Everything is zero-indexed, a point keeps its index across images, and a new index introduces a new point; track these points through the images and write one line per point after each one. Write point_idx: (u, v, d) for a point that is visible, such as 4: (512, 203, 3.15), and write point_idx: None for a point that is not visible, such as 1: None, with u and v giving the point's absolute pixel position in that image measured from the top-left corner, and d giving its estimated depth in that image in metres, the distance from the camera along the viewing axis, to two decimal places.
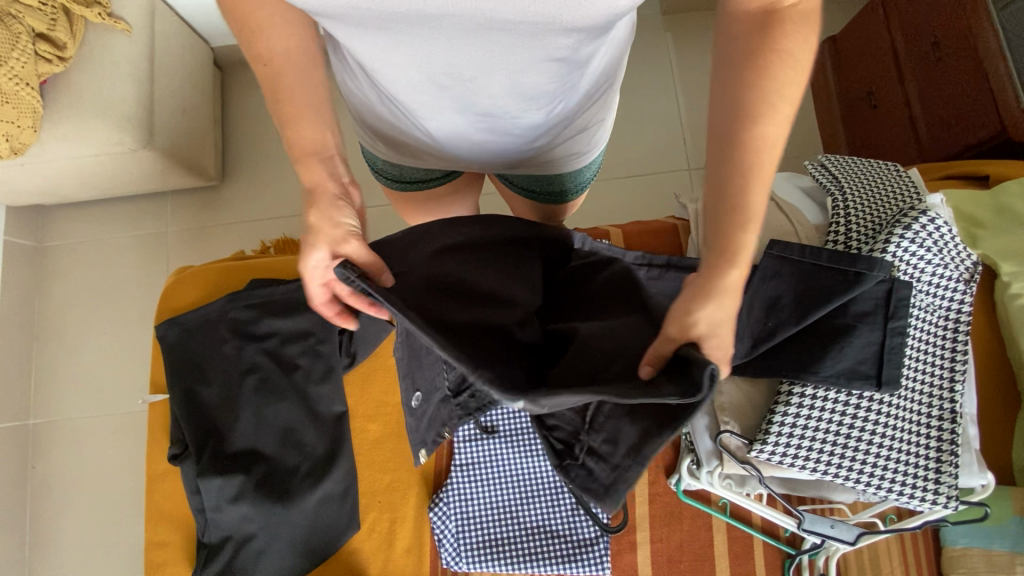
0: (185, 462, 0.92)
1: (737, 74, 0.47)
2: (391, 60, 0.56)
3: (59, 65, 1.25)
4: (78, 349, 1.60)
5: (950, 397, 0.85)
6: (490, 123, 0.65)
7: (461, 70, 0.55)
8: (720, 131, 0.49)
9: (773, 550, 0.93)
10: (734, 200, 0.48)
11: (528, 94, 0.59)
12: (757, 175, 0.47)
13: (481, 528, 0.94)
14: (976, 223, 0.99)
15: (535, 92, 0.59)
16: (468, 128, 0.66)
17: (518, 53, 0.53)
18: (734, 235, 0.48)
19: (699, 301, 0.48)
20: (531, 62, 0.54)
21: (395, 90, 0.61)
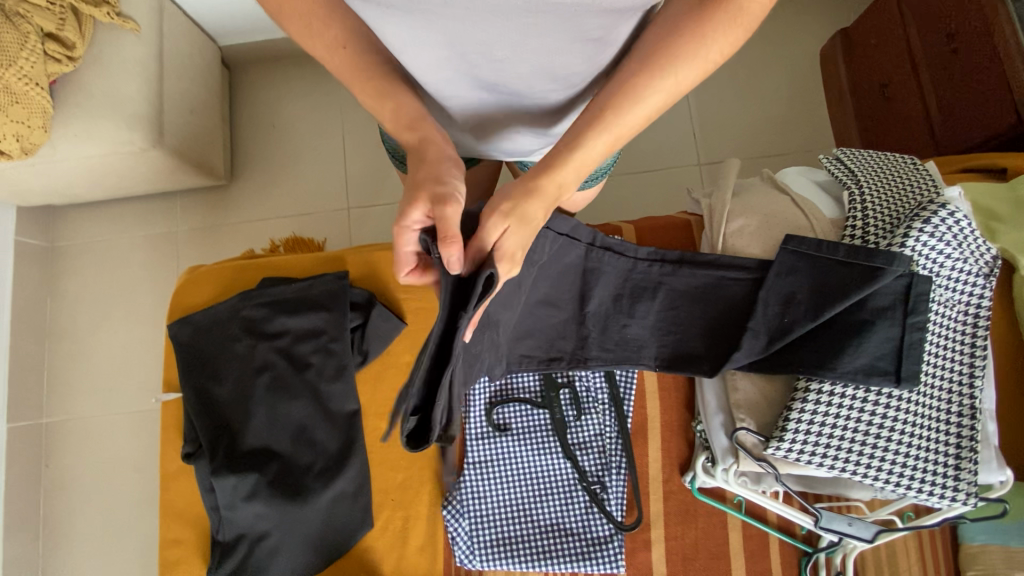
0: (199, 460, 0.92)
1: (666, 35, 0.53)
2: (426, 39, 0.55)
3: (69, 65, 1.25)
4: (90, 348, 1.61)
5: (970, 394, 0.84)
6: (517, 97, 0.66)
7: (495, 48, 0.56)
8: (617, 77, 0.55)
9: (789, 548, 0.92)
10: (579, 139, 0.54)
11: (556, 70, 0.60)
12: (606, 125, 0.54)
13: (494, 525, 0.94)
14: (995, 216, 0.97)
15: (565, 70, 0.60)
16: (495, 102, 0.68)
17: (555, 33, 0.54)
18: (563, 161, 0.55)
19: (531, 201, 0.53)
20: (566, 41, 0.55)
21: (424, 71, 0.61)
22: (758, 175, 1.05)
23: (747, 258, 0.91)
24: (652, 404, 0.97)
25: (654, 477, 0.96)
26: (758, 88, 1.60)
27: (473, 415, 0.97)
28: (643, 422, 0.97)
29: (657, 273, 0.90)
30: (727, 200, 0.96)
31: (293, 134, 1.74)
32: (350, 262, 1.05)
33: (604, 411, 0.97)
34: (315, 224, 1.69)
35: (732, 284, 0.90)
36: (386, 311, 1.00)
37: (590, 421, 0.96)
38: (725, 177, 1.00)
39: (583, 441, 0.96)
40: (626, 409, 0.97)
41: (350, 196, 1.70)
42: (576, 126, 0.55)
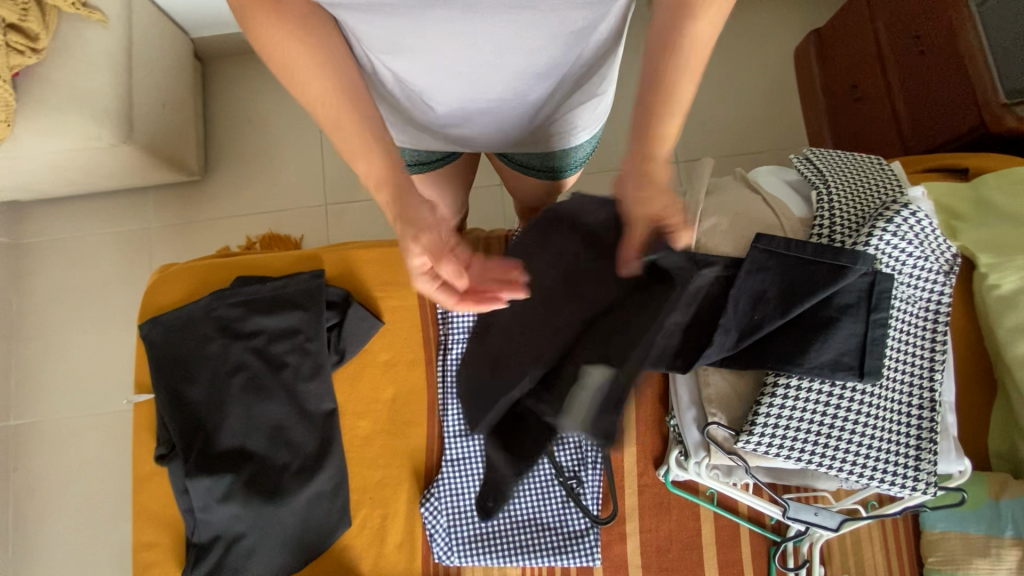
0: (173, 462, 0.91)
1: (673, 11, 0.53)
2: (409, 39, 0.55)
3: (33, 58, 1.20)
4: (59, 348, 1.57)
5: (931, 387, 0.87)
6: (495, 103, 0.67)
7: (472, 52, 0.57)
8: (654, 55, 0.56)
9: (759, 538, 0.95)
10: (653, 128, 0.56)
11: (537, 66, 0.61)
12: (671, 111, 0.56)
13: (472, 522, 0.95)
14: (956, 215, 1.00)
15: (546, 64, 0.61)
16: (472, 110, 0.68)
17: (533, 27, 0.55)
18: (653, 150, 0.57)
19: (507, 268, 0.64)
20: (546, 36, 0.56)
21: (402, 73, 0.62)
22: (731, 174, 1.06)
23: (719, 255, 0.92)
24: None
25: (630, 471, 0.98)
26: (734, 86, 1.62)
27: (451, 413, 0.98)
28: None
29: None
30: (700, 200, 0.98)
31: (268, 129, 1.72)
32: (325, 261, 1.04)
33: None
34: (293, 221, 1.67)
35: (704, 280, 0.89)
36: (363, 310, 0.99)
37: None
38: (698, 176, 1.01)
39: (560, 437, 0.97)
40: None
41: (327, 191, 1.68)
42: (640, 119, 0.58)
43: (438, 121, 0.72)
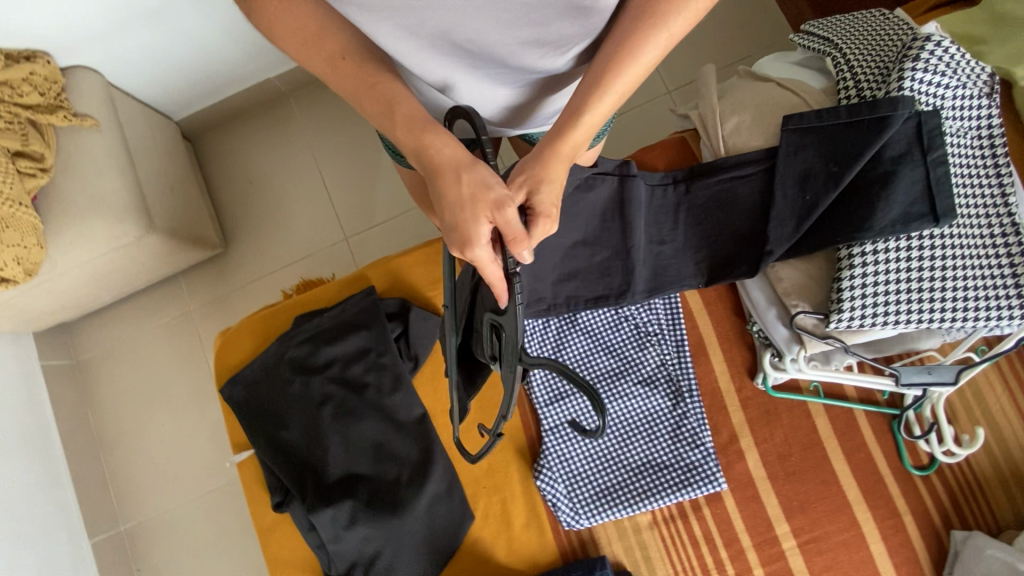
0: (292, 505, 0.93)
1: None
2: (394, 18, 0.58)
3: (45, 176, 1.25)
4: (145, 444, 1.64)
5: (1007, 211, 0.84)
6: (500, 82, 0.70)
7: (471, 25, 0.59)
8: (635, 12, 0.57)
9: (878, 417, 0.94)
10: (629, 51, 0.57)
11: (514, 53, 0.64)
12: (596, 104, 0.59)
13: (590, 480, 0.95)
14: (977, 41, 0.97)
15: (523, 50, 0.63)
16: (483, 88, 0.71)
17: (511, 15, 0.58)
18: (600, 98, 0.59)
19: None
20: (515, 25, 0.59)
21: (409, 60, 0.65)
22: (735, 74, 1.08)
23: (752, 151, 0.94)
24: (703, 320, 0.99)
25: (726, 388, 0.96)
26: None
27: (536, 384, 0.98)
28: (699, 341, 0.99)
29: (673, 195, 0.97)
30: (715, 104, 0.99)
31: (271, 185, 1.75)
32: (373, 277, 1.05)
33: (661, 343, 0.99)
34: (320, 263, 1.70)
35: (742, 181, 0.94)
36: (423, 310, 1.01)
37: (650, 354, 0.98)
38: (706, 84, 1.02)
39: (649, 375, 0.98)
40: (680, 333, 0.99)
41: (344, 226, 1.71)
42: (529, 167, 0.60)
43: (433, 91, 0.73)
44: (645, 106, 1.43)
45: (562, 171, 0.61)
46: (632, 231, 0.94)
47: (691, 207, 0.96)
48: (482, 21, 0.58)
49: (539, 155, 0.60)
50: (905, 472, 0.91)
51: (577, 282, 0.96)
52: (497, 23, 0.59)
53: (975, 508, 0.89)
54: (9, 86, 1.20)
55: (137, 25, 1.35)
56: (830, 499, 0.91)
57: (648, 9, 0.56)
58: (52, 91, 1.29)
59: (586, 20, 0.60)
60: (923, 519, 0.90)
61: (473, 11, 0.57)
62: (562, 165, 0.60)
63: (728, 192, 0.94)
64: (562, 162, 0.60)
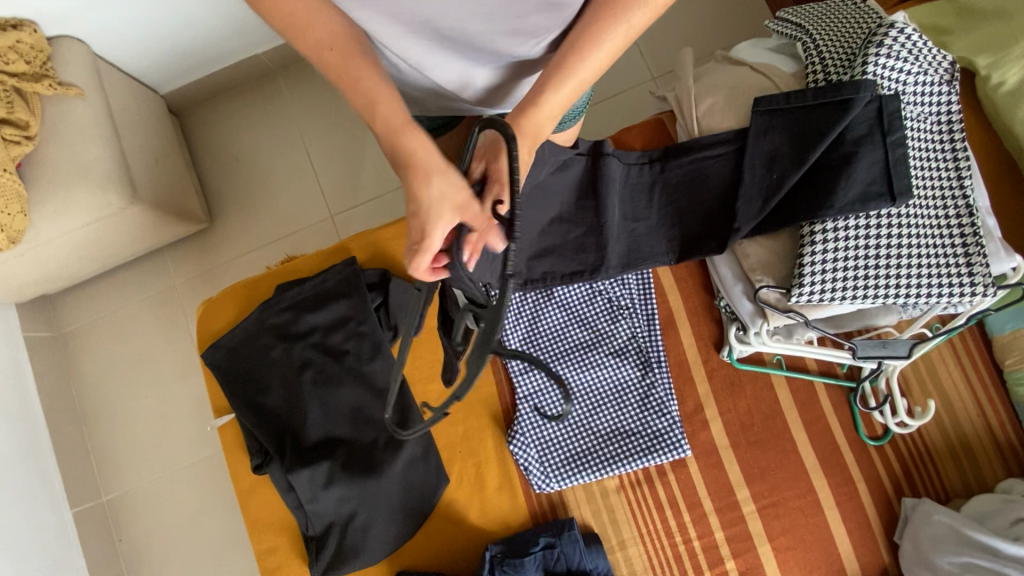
0: (270, 466, 0.95)
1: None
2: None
3: (29, 145, 1.24)
4: (129, 416, 1.65)
5: (962, 193, 0.88)
6: (471, 64, 0.71)
7: (446, 5, 0.60)
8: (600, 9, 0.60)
9: (836, 389, 0.98)
10: (595, 39, 0.60)
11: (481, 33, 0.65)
12: (563, 93, 0.62)
13: (560, 446, 0.98)
14: (943, 31, 1.01)
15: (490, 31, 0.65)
16: (459, 71, 0.72)
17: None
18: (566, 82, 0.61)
19: None
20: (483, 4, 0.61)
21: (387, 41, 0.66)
22: (712, 59, 1.10)
23: (723, 132, 0.98)
24: (674, 295, 1.03)
25: (694, 361, 1.00)
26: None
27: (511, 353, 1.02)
28: (669, 315, 1.02)
29: (648, 173, 1.00)
30: (690, 86, 1.02)
31: (257, 162, 1.76)
32: (354, 248, 1.08)
33: (632, 316, 1.02)
34: (306, 240, 1.71)
35: (714, 161, 0.97)
36: (403, 281, 1.04)
37: (622, 327, 1.02)
38: (682, 66, 1.05)
39: (620, 347, 1.01)
40: (651, 307, 1.02)
41: (330, 204, 1.73)
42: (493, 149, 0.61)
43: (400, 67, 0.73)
44: (627, 91, 1.46)
45: (525, 152, 0.63)
46: (606, 208, 0.96)
47: (665, 185, 0.99)
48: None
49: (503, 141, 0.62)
50: (860, 441, 0.96)
51: (553, 257, 0.98)
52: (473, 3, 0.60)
53: (924, 477, 0.94)
54: None
55: None
56: (788, 466, 0.95)
57: (612, 3, 0.59)
58: (38, 59, 1.29)
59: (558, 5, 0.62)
60: (874, 486, 0.94)
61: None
62: (526, 146, 0.63)
63: (701, 172, 0.97)
64: (527, 146, 0.63)
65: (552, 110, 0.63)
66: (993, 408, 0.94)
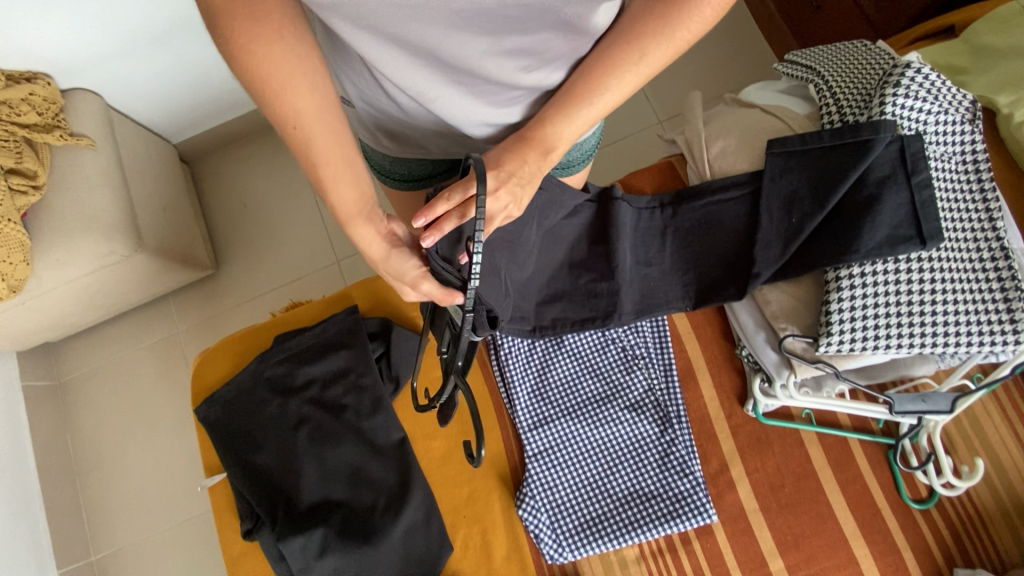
0: (260, 532, 0.89)
1: (648, 16, 0.57)
2: (375, 23, 0.55)
3: (36, 194, 1.25)
4: (123, 470, 1.59)
5: (995, 234, 0.83)
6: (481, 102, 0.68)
7: (457, 38, 0.57)
8: (619, 36, 0.59)
9: (873, 446, 0.90)
10: (609, 74, 0.59)
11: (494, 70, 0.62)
12: (575, 115, 0.61)
13: (574, 510, 0.91)
14: (959, 70, 0.98)
15: (502, 68, 0.62)
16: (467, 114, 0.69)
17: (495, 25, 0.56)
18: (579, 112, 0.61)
19: None
20: (499, 36, 0.58)
21: (391, 78, 0.63)
22: (721, 102, 1.09)
23: (737, 175, 0.95)
24: (692, 345, 0.97)
25: (715, 415, 0.93)
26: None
27: (520, 408, 0.96)
28: (687, 365, 0.96)
29: (660, 218, 0.96)
30: (700, 129, 1.00)
31: (266, 208, 1.76)
32: (357, 296, 1.04)
33: (648, 367, 0.96)
34: (311, 286, 1.69)
35: (729, 204, 0.93)
36: (406, 331, 0.99)
37: (637, 379, 0.96)
38: (691, 110, 1.03)
39: (636, 400, 0.95)
40: (667, 357, 0.96)
41: (336, 249, 1.71)
42: (500, 155, 0.61)
43: (405, 106, 0.70)
44: (635, 135, 1.45)
45: (533, 167, 0.62)
46: (617, 255, 0.92)
47: (678, 230, 0.95)
48: (465, 31, 0.56)
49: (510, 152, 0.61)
50: (903, 505, 0.87)
51: (563, 304, 0.94)
52: (482, 35, 0.57)
53: (979, 546, 0.85)
54: (6, 105, 1.22)
55: (138, 50, 1.38)
56: (826, 534, 0.86)
57: (633, 33, 0.58)
58: (51, 111, 1.30)
59: (573, 32, 0.60)
60: (923, 556, 0.85)
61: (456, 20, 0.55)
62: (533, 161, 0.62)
63: (714, 216, 0.94)
64: (535, 162, 0.62)
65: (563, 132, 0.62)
66: None
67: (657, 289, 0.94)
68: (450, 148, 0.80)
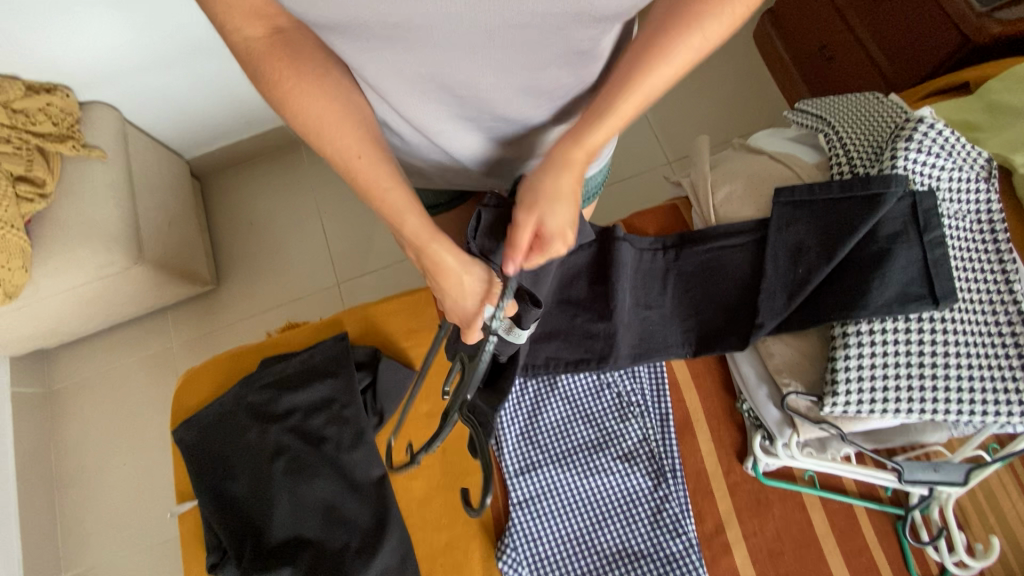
0: (225, 568, 0.84)
1: (660, 25, 0.51)
2: (376, 51, 0.52)
3: (42, 202, 1.25)
4: (103, 485, 1.55)
5: (1012, 298, 0.79)
6: (481, 133, 0.66)
7: (461, 72, 0.54)
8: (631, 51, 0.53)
9: (880, 516, 0.85)
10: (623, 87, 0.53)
11: (499, 103, 0.59)
12: (628, 95, 0.53)
13: (557, 565, 0.85)
14: (973, 127, 0.97)
15: (507, 101, 0.59)
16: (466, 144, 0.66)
17: (504, 61, 0.54)
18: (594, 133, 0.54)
19: None
20: (509, 73, 0.55)
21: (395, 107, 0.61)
22: (730, 146, 1.08)
23: (743, 221, 0.92)
24: (690, 394, 0.93)
25: (712, 472, 0.88)
26: (711, 63, 1.57)
27: (507, 452, 0.91)
28: (685, 416, 0.92)
29: (662, 260, 0.94)
30: (706, 173, 0.99)
31: (272, 226, 1.76)
32: (348, 323, 1.02)
33: (643, 416, 0.92)
34: (310, 307, 1.68)
35: (734, 251, 0.91)
36: (394, 362, 0.96)
37: (631, 428, 0.91)
38: (698, 153, 1.02)
39: (629, 451, 0.90)
40: (664, 407, 0.92)
41: (339, 271, 1.71)
42: (560, 141, 0.56)
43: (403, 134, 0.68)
44: (642, 174, 1.44)
45: (574, 182, 0.56)
46: (615, 297, 0.89)
47: (681, 273, 0.93)
48: (471, 65, 0.54)
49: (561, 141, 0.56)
50: None
51: (558, 343, 0.91)
52: (490, 70, 0.55)
53: None
54: (22, 114, 1.24)
55: (157, 67, 1.41)
56: None
57: (646, 48, 0.52)
58: (66, 122, 1.33)
59: (580, 72, 0.58)
60: None
61: (466, 62, 0.53)
62: (574, 175, 0.56)
63: (718, 262, 0.91)
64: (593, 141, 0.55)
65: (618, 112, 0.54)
66: None
67: (657, 334, 0.91)
68: (452, 178, 0.78)
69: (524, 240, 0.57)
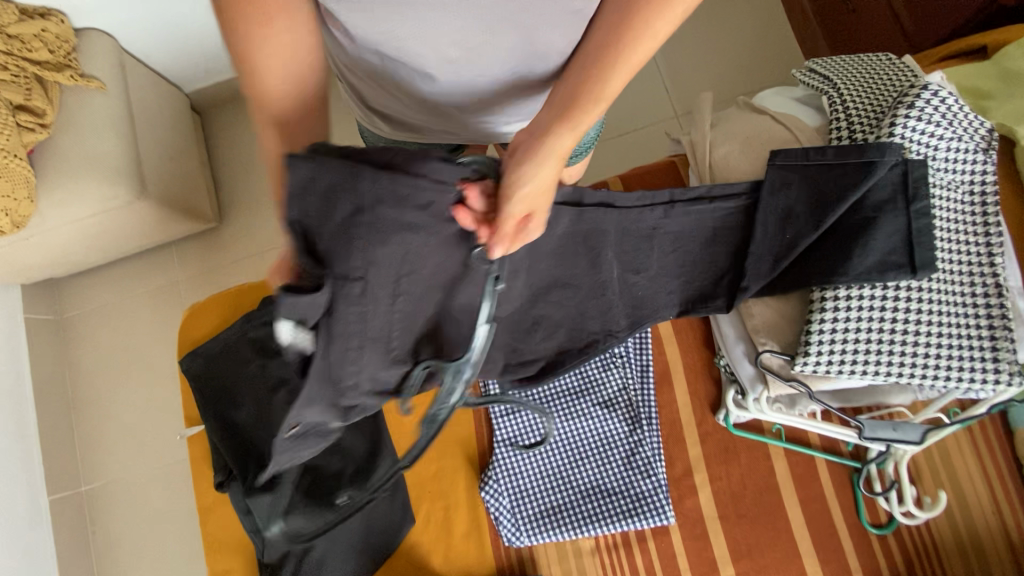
0: (231, 486, 0.92)
1: None
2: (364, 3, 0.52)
3: (43, 132, 1.26)
4: (117, 410, 1.64)
5: (991, 270, 0.81)
6: (475, 93, 0.66)
7: (453, 33, 0.54)
8: (612, 19, 0.50)
9: (838, 468, 0.91)
10: (607, 57, 0.50)
11: (492, 63, 0.59)
12: (620, 65, 0.50)
13: (536, 498, 0.93)
14: (984, 95, 0.94)
15: (500, 61, 0.59)
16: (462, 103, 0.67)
17: (495, 22, 0.53)
18: (577, 111, 0.51)
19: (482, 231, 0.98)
20: (498, 33, 0.55)
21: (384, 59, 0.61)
22: (734, 104, 1.06)
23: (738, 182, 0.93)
24: (671, 349, 0.97)
25: (687, 421, 0.94)
26: (729, 12, 1.50)
27: None
28: (665, 369, 0.97)
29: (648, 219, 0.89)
30: (707, 131, 0.98)
31: None
32: None
33: (625, 367, 0.96)
34: None
35: None
36: None
37: (612, 378, 0.96)
38: (700, 110, 1.01)
39: (609, 398, 0.95)
40: (645, 359, 0.97)
41: None
42: (539, 122, 0.53)
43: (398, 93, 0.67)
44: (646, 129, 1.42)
45: (556, 167, 0.53)
46: (603, 265, 0.85)
47: (666, 233, 0.89)
48: (461, 27, 0.53)
49: (546, 129, 0.52)
50: (861, 528, 0.88)
51: None
52: (482, 31, 0.54)
53: None
54: (19, 40, 1.22)
55: None
56: (779, 547, 0.88)
57: (631, 15, 0.48)
58: (62, 49, 1.31)
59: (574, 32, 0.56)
60: None
61: (455, 23, 0.53)
62: (555, 160, 0.52)
63: None
64: (585, 120, 0.52)
65: (608, 86, 0.51)
66: (1010, 506, 0.86)
67: None
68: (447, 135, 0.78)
69: (512, 226, 0.54)
